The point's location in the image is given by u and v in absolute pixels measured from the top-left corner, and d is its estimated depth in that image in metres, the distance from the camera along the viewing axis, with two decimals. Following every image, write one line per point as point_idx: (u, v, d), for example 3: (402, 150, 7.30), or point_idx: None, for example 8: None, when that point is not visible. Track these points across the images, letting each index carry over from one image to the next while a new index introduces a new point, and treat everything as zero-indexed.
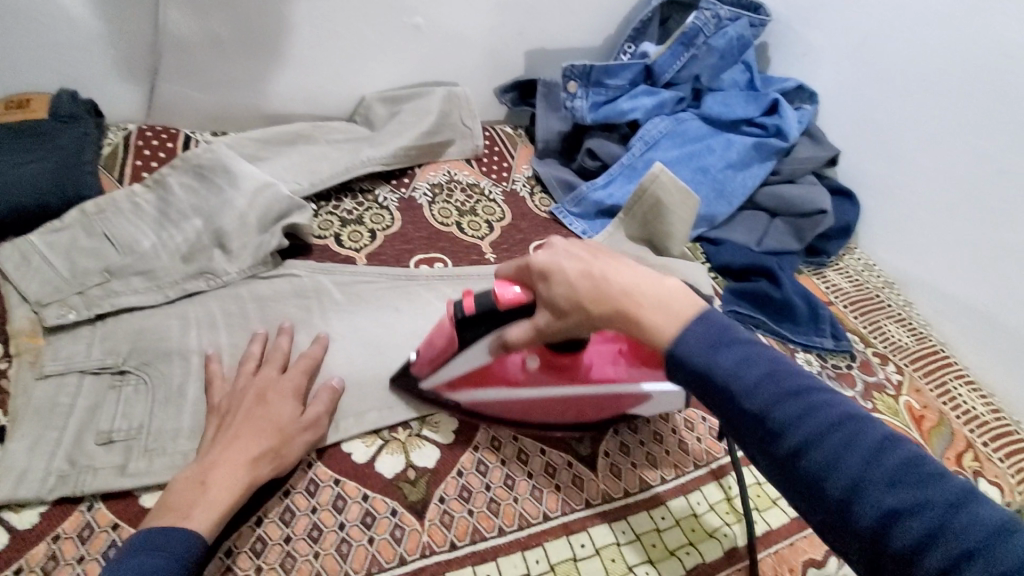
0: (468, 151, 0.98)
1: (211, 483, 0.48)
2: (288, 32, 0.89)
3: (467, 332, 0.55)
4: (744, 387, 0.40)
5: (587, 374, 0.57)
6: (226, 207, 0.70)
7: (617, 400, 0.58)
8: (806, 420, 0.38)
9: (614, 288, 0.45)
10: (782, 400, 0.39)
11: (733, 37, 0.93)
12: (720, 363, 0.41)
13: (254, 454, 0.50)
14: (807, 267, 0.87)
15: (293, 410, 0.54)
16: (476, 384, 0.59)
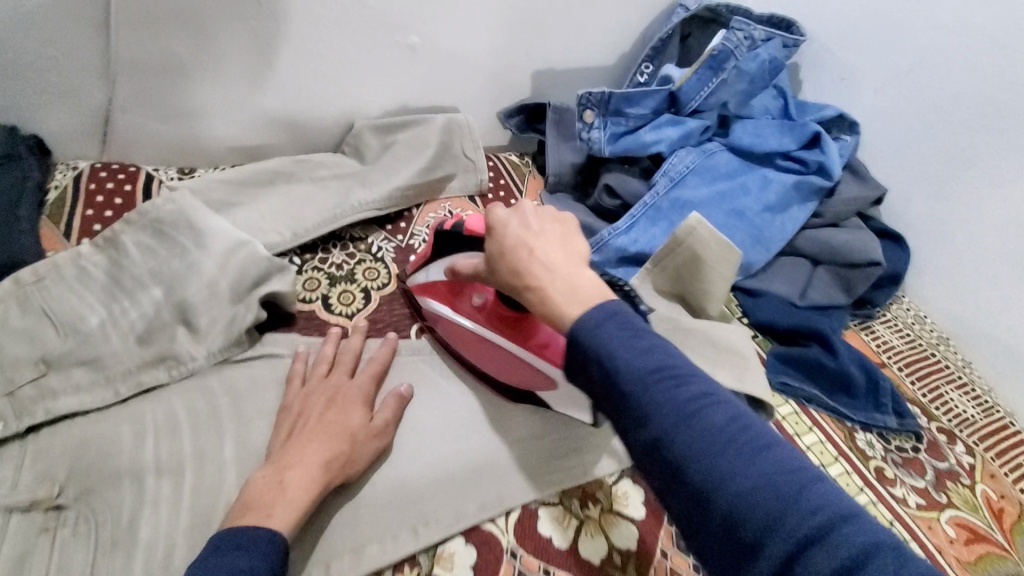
0: (472, 186, 0.87)
1: (289, 483, 0.46)
2: (264, 55, 0.77)
3: (442, 250, 0.61)
4: (710, 459, 0.34)
5: (520, 340, 0.59)
6: (192, 274, 0.59)
7: (533, 377, 0.59)
8: (777, 501, 0.32)
9: (540, 261, 0.46)
10: (752, 475, 0.33)
11: (766, 60, 0.83)
12: (681, 429, 0.35)
13: (328, 459, 0.48)
14: (855, 321, 0.78)
15: (360, 417, 0.53)
16: (443, 296, 0.63)
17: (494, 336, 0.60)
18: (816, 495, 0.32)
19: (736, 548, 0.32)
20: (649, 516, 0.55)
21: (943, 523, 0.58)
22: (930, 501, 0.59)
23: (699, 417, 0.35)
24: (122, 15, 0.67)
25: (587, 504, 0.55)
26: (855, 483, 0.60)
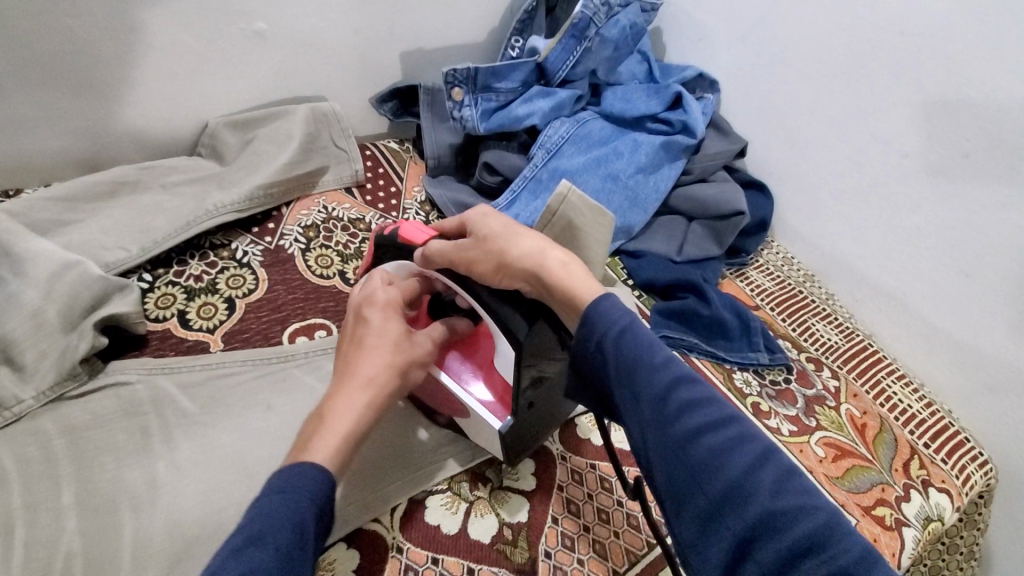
0: (348, 178, 0.83)
1: (330, 414, 0.43)
2: (85, 53, 0.69)
3: (386, 252, 0.59)
4: (711, 438, 0.36)
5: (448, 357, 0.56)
6: (10, 306, 0.52)
7: (451, 400, 0.55)
8: (775, 494, 0.34)
9: (518, 248, 0.48)
10: (747, 461, 0.36)
11: (626, 26, 0.84)
12: (687, 407, 0.38)
13: (372, 382, 0.45)
14: (730, 269, 0.83)
15: (400, 327, 0.49)
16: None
17: None
18: (811, 494, 0.34)
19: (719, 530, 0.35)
20: (540, 484, 0.57)
21: (813, 445, 0.64)
22: (802, 427, 0.65)
23: (703, 403, 0.38)
24: None
25: (478, 485, 0.56)
26: None
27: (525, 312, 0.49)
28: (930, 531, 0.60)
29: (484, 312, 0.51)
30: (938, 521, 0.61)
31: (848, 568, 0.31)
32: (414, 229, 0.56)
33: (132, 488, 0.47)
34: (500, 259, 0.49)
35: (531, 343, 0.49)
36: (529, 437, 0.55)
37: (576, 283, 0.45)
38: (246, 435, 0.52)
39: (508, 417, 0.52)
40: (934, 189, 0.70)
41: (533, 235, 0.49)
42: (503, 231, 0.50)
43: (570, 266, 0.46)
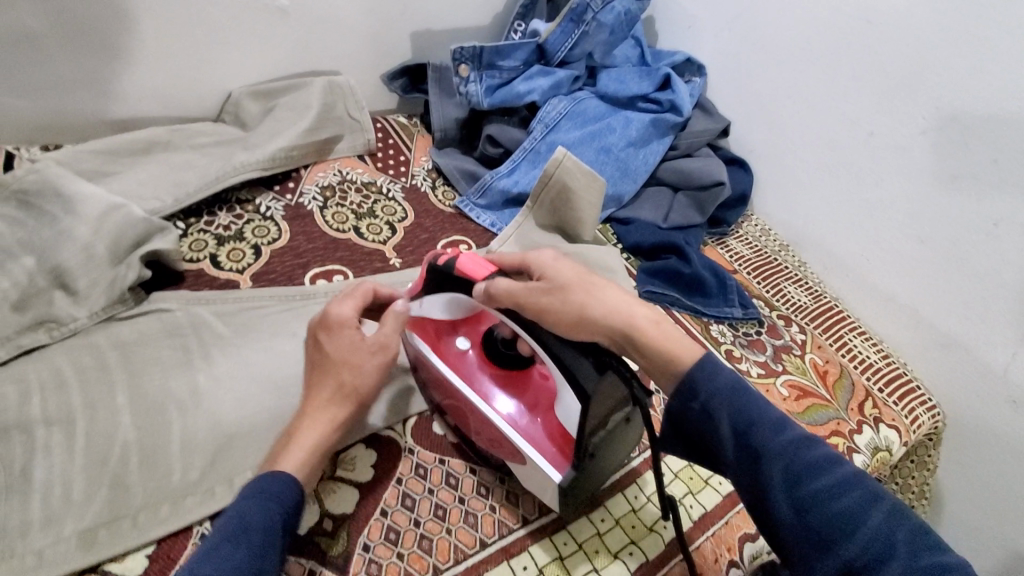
0: (360, 146, 0.90)
1: (298, 430, 0.49)
2: (124, 22, 0.75)
3: (434, 289, 0.54)
4: (767, 400, 0.45)
5: (502, 400, 0.54)
6: (64, 238, 0.59)
7: (503, 442, 0.52)
8: (813, 449, 0.43)
9: (599, 303, 0.50)
10: (795, 424, 0.44)
11: (621, 12, 0.90)
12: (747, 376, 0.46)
13: (330, 395, 0.50)
14: (712, 238, 0.90)
15: (352, 336, 0.52)
16: (427, 335, 0.57)
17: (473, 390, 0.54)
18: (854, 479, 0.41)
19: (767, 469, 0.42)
20: None
21: (778, 387, 0.71)
22: (770, 370, 0.73)
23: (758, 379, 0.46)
24: None
25: None
26: None
27: (595, 363, 0.47)
28: (879, 459, 0.68)
29: (548, 359, 0.49)
30: (885, 450, 0.69)
31: (884, 532, 0.39)
32: (474, 263, 0.52)
33: (177, 394, 0.53)
34: (581, 313, 0.49)
35: (602, 400, 0.47)
36: (587, 487, 0.52)
37: (671, 347, 0.48)
38: (274, 356, 0.59)
39: (569, 466, 0.49)
40: (895, 163, 0.77)
41: (615, 291, 0.51)
42: (585, 285, 0.51)
43: (662, 328, 0.49)
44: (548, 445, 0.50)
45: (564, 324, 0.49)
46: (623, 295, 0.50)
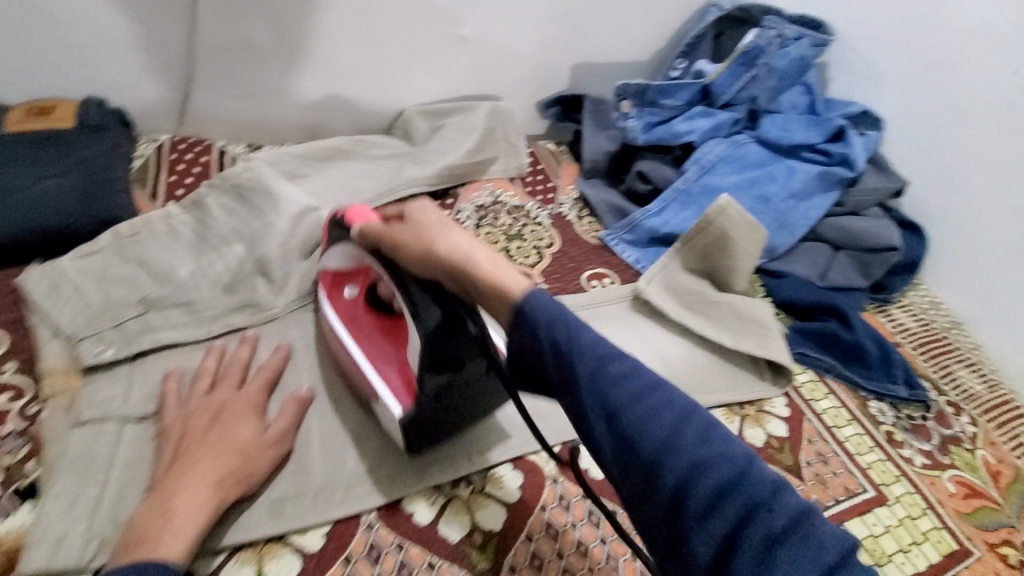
0: (513, 170, 0.93)
1: (175, 510, 0.43)
2: (330, 42, 0.83)
3: (334, 235, 0.60)
4: (638, 406, 0.37)
5: (373, 344, 0.57)
6: (269, 231, 0.66)
7: (368, 384, 0.55)
8: (667, 411, 0.37)
9: (440, 242, 0.47)
10: (673, 420, 0.37)
11: (795, 58, 0.89)
12: (615, 380, 0.38)
13: (219, 476, 0.46)
14: (873, 304, 0.83)
15: (254, 427, 0.50)
16: (329, 288, 0.62)
17: (364, 337, 0.58)
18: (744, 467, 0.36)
19: (656, 493, 0.36)
20: None
21: (945, 481, 0.64)
22: (935, 462, 0.65)
23: (634, 373, 0.38)
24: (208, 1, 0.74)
25: None
26: (868, 443, 0.66)
27: (436, 298, 0.50)
28: None
29: (403, 299, 0.52)
30: None
31: (779, 529, 0.34)
32: (361, 211, 0.58)
33: (352, 387, 0.58)
34: (427, 248, 0.47)
35: (448, 336, 0.50)
36: (446, 425, 0.53)
37: (489, 277, 0.43)
38: None
39: (410, 403, 0.51)
40: None
41: (467, 233, 0.47)
42: (435, 222, 0.49)
43: (499, 264, 0.44)
44: (397, 383, 0.53)
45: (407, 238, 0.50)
46: (469, 237, 0.47)
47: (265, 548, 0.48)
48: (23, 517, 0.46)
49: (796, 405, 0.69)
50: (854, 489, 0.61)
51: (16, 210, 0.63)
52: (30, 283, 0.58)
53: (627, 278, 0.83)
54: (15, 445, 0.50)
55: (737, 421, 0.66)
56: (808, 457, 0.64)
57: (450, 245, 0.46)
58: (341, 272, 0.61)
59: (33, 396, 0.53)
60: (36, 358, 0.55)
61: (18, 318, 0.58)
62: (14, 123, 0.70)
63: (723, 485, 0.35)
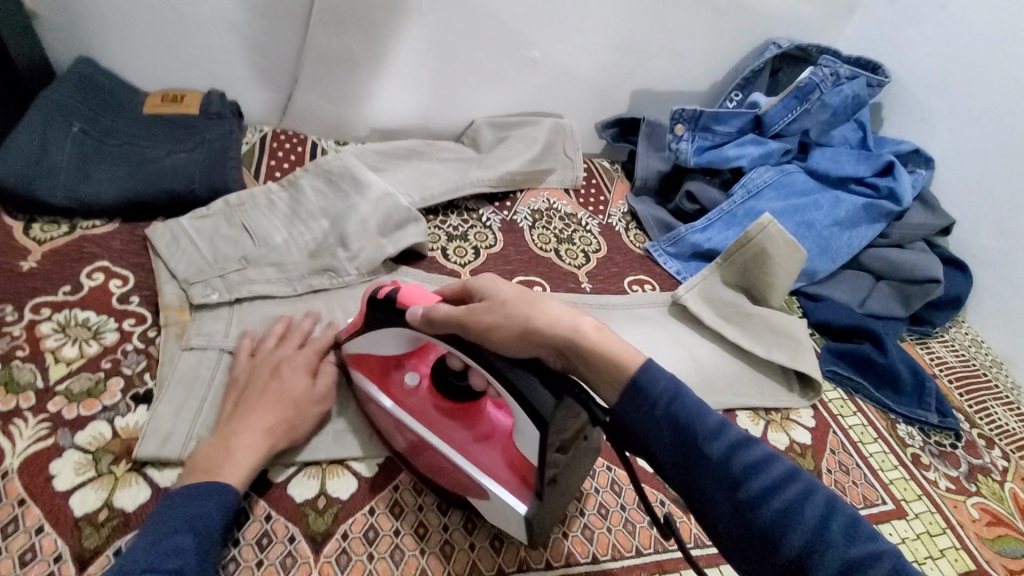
0: (569, 181, 1.00)
1: (234, 449, 0.50)
2: (418, 57, 0.94)
3: (375, 321, 0.56)
4: (757, 481, 0.39)
5: (452, 431, 0.54)
6: (351, 210, 0.76)
7: (464, 477, 0.51)
8: (731, 441, 0.41)
9: (541, 316, 0.47)
10: (798, 499, 0.39)
11: (849, 95, 0.93)
12: (706, 433, 0.41)
13: (269, 423, 0.52)
14: (911, 335, 0.86)
15: (306, 384, 0.56)
16: (373, 374, 0.58)
17: (440, 426, 0.54)
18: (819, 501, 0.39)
19: (755, 535, 0.39)
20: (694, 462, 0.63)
21: (968, 506, 0.66)
22: (960, 487, 0.68)
23: (723, 426, 0.42)
24: (320, 17, 0.86)
25: None
26: (893, 461, 0.69)
27: (549, 387, 0.46)
28: None
29: (498, 387, 0.48)
30: None
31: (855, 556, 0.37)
32: (415, 291, 0.54)
33: None
34: (520, 327, 0.47)
35: (554, 427, 0.45)
36: (553, 513, 0.50)
37: (606, 347, 0.45)
38: None
39: (531, 496, 0.48)
40: None
41: (559, 305, 0.48)
42: (517, 298, 0.49)
43: (604, 333, 0.46)
44: (504, 470, 0.50)
45: (490, 326, 0.47)
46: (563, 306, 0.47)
47: (328, 468, 0.55)
48: (138, 417, 0.56)
49: (822, 417, 0.72)
50: (873, 500, 0.64)
51: (150, 176, 0.75)
52: (156, 235, 0.69)
53: (667, 286, 0.88)
54: (135, 360, 0.60)
55: (762, 424, 0.69)
56: (830, 465, 0.67)
57: (552, 326, 0.46)
58: (389, 355, 0.57)
59: (152, 324, 0.63)
60: (156, 295, 0.66)
61: (143, 263, 0.69)
62: (152, 108, 0.84)
63: (790, 515, 0.38)
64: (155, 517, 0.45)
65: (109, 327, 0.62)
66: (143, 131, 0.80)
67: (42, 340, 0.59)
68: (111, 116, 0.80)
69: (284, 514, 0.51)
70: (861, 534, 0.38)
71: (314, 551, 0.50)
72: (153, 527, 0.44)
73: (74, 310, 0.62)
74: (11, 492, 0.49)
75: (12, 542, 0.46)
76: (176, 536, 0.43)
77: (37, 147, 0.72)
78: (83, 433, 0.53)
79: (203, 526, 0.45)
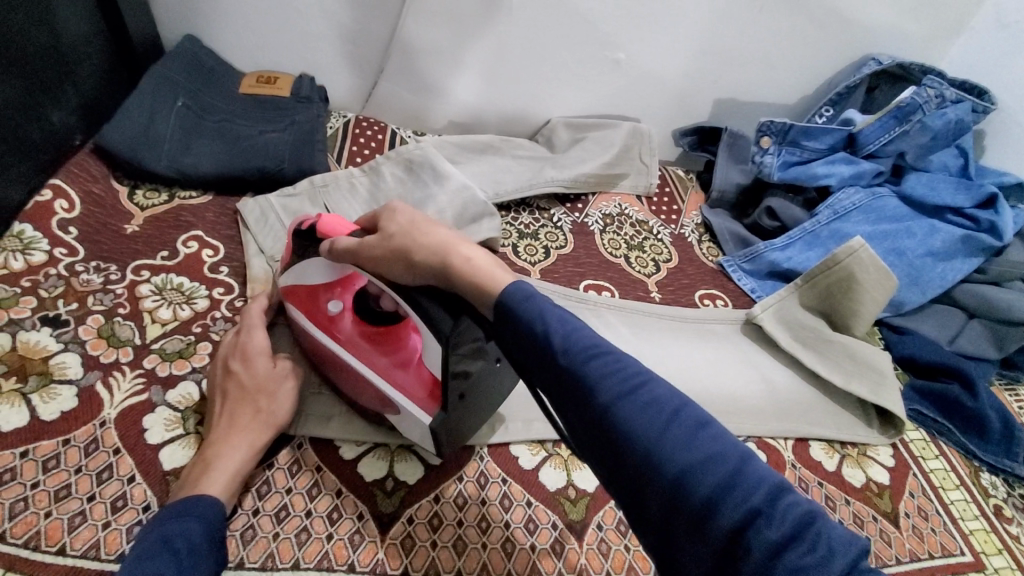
0: (641, 188, 0.98)
1: (214, 459, 0.48)
2: (500, 52, 0.94)
3: (301, 248, 0.56)
4: (646, 425, 0.35)
5: (370, 355, 0.54)
6: (429, 200, 0.77)
7: (381, 395, 0.52)
8: (625, 383, 0.37)
9: (422, 246, 0.47)
10: (697, 446, 0.34)
11: (953, 120, 0.87)
12: (631, 408, 0.36)
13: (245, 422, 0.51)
14: (1001, 380, 0.80)
15: (264, 368, 0.54)
16: (301, 303, 0.57)
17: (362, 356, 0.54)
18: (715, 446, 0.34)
19: (680, 504, 0.33)
20: None
21: None
22: None
23: (611, 367, 0.38)
24: (412, 9, 0.87)
25: None
26: (976, 512, 0.64)
27: (450, 309, 0.47)
28: None
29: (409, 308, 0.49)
30: None
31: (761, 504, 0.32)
32: (333, 221, 0.54)
33: None
34: (403, 252, 0.47)
35: (458, 341, 0.47)
36: (460, 430, 0.52)
37: (482, 268, 0.45)
38: None
39: (437, 409, 0.49)
40: None
41: (443, 233, 0.48)
42: (406, 225, 0.49)
43: (475, 263, 0.45)
44: (418, 389, 0.51)
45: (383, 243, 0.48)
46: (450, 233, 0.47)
47: (397, 450, 0.56)
48: None
49: (902, 457, 0.68)
50: (952, 551, 0.60)
51: (243, 154, 0.78)
52: (247, 210, 0.73)
53: (740, 303, 0.85)
54: (222, 327, 0.63)
55: (837, 458, 0.66)
56: (908, 509, 0.63)
57: (436, 244, 0.47)
58: (319, 285, 0.57)
59: (239, 294, 0.66)
60: (244, 267, 0.69)
61: (233, 235, 0.72)
62: (248, 88, 0.87)
63: (692, 470, 0.33)
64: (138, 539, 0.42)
65: (200, 294, 0.65)
66: (239, 110, 0.83)
67: (142, 300, 0.63)
68: (210, 93, 0.83)
69: (354, 491, 0.52)
70: (764, 477, 0.33)
71: (380, 531, 0.51)
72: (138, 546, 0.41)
73: (170, 275, 0.66)
74: (108, 440, 0.52)
75: (107, 488, 0.49)
76: (155, 559, 0.40)
77: (145, 119, 0.76)
78: (173, 392, 0.56)
79: (183, 544, 0.42)
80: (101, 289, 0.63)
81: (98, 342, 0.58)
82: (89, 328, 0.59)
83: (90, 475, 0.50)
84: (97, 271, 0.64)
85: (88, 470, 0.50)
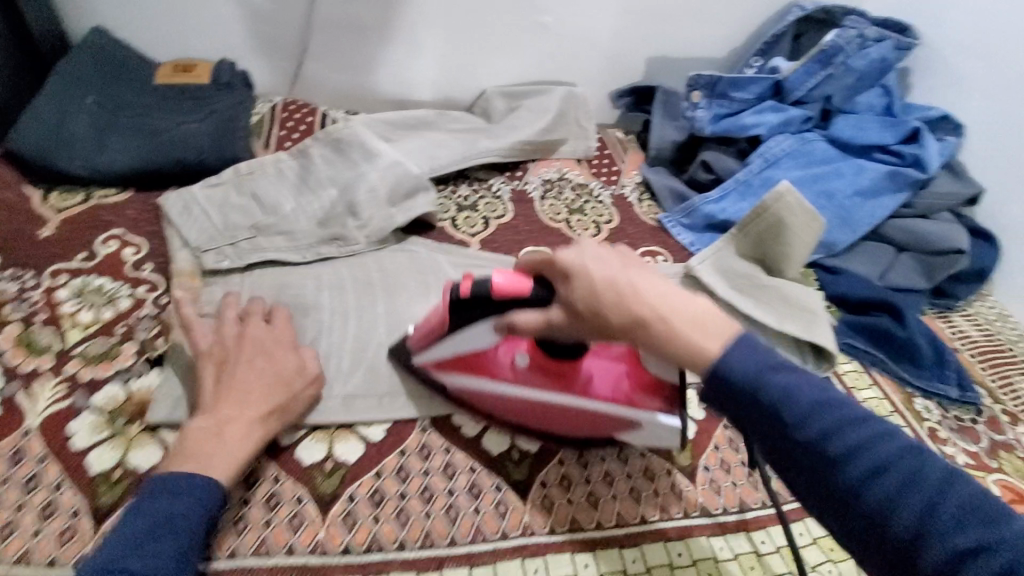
0: (580, 152, 0.98)
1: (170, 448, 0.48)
2: (425, 25, 0.92)
3: (458, 319, 0.53)
4: (840, 450, 0.36)
5: (567, 384, 0.55)
6: (360, 179, 0.76)
7: (607, 420, 0.55)
8: (810, 403, 0.38)
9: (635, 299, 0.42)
10: (893, 474, 0.35)
11: (874, 59, 0.89)
12: (819, 431, 0.37)
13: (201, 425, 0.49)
14: (933, 309, 0.83)
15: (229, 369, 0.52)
16: (468, 368, 0.56)
17: (552, 392, 0.55)
18: (915, 473, 0.35)
19: (867, 526, 0.36)
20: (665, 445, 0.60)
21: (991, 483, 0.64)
22: (981, 463, 0.66)
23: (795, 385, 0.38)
24: None
25: None
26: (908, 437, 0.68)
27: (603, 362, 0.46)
28: None
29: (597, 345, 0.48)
30: None
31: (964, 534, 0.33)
32: (506, 280, 0.49)
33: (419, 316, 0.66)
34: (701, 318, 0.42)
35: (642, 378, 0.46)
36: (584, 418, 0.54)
37: (685, 327, 0.41)
38: None
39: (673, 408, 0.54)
40: None
41: (655, 280, 0.42)
42: (600, 281, 0.42)
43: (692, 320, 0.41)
44: (636, 393, 0.54)
45: (575, 313, 0.45)
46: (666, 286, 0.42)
47: (336, 432, 0.56)
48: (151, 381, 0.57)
49: None
50: None
51: (162, 146, 0.75)
52: (169, 203, 0.70)
53: (679, 257, 0.86)
54: (148, 325, 0.61)
55: None
56: None
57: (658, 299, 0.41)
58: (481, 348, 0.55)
59: (164, 290, 0.64)
60: (167, 261, 0.67)
61: (155, 231, 0.70)
62: (161, 77, 0.83)
63: (890, 496, 0.35)
64: (135, 509, 0.44)
65: (123, 293, 0.63)
66: (155, 102, 0.80)
67: (60, 305, 0.61)
68: (123, 87, 0.80)
69: (292, 476, 0.52)
70: (967, 496, 0.34)
71: (322, 511, 0.51)
72: (139, 516, 0.43)
73: (90, 277, 0.64)
74: (32, 449, 0.51)
75: (34, 496, 0.48)
76: (157, 539, 0.42)
77: (57, 119, 0.73)
78: (98, 395, 0.55)
79: (185, 524, 0.43)
80: (16, 298, 0.60)
81: (16, 351, 0.56)
82: (5, 338, 0.57)
83: (15, 485, 0.49)
84: (12, 279, 0.62)
85: (13, 480, 0.49)
